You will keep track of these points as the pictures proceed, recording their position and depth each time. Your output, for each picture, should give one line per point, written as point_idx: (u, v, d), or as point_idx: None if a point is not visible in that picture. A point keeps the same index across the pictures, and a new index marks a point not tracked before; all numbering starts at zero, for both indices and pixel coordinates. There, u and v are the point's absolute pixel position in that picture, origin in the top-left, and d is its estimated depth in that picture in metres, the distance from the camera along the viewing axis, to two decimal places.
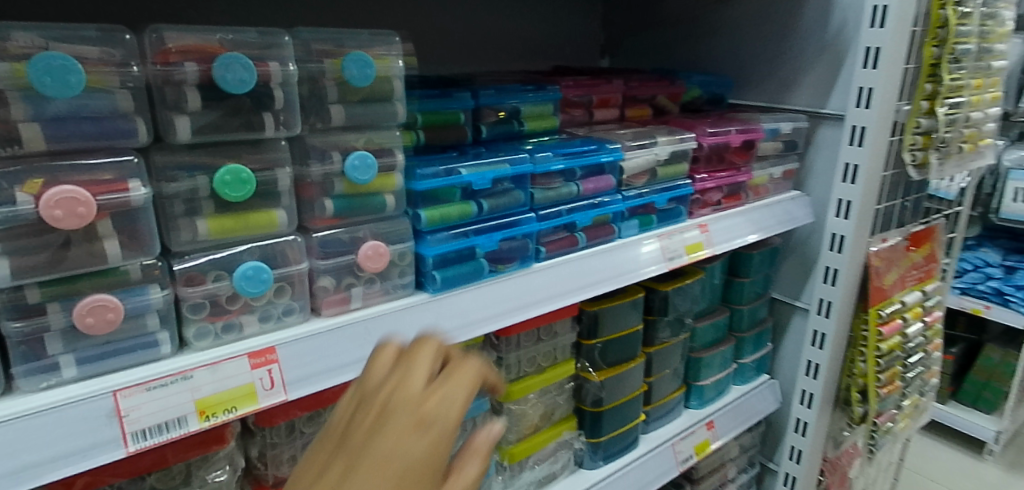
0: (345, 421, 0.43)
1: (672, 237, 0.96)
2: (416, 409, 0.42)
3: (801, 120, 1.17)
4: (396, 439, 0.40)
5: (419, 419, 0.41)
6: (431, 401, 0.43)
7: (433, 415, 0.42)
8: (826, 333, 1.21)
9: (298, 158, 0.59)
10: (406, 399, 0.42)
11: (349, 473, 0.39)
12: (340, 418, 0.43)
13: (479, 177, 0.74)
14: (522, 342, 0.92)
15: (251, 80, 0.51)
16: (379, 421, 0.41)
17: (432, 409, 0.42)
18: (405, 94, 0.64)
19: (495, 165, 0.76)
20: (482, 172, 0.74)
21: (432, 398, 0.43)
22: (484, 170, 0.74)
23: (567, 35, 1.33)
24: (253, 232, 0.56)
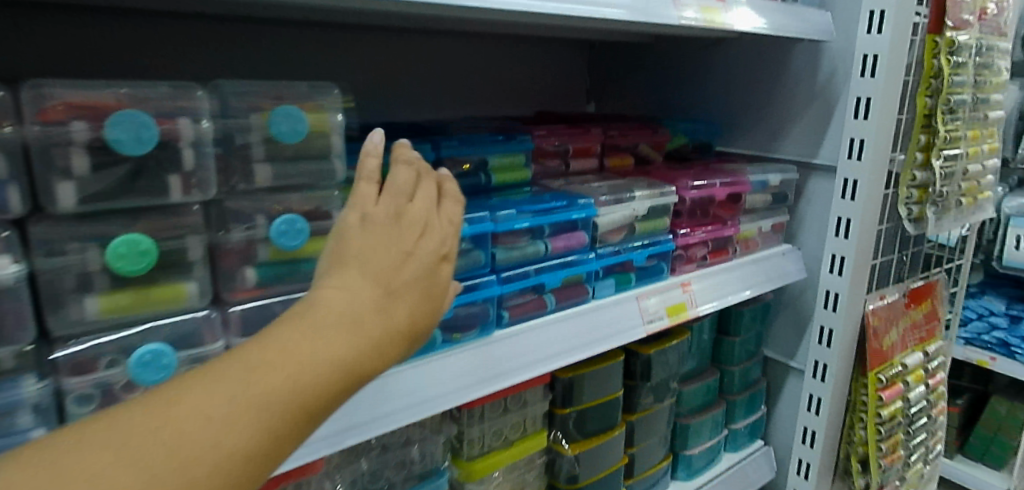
0: (371, 223, 0.43)
1: (651, 297, 0.89)
2: (447, 234, 0.46)
3: (791, 172, 1.09)
4: (433, 258, 0.44)
5: (445, 251, 0.45)
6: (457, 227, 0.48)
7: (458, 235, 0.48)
8: (822, 397, 1.13)
9: (216, 223, 0.52)
10: (435, 227, 0.45)
11: (394, 282, 0.40)
12: (364, 218, 0.43)
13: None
14: (487, 414, 0.85)
15: (154, 137, 0.44)
16: (422, 229, 0.44)
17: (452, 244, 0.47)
18: (345, 147, 0.57)
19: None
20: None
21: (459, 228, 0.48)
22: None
23: (546, 78, 1.27)
24: (156, 308, 0.49)
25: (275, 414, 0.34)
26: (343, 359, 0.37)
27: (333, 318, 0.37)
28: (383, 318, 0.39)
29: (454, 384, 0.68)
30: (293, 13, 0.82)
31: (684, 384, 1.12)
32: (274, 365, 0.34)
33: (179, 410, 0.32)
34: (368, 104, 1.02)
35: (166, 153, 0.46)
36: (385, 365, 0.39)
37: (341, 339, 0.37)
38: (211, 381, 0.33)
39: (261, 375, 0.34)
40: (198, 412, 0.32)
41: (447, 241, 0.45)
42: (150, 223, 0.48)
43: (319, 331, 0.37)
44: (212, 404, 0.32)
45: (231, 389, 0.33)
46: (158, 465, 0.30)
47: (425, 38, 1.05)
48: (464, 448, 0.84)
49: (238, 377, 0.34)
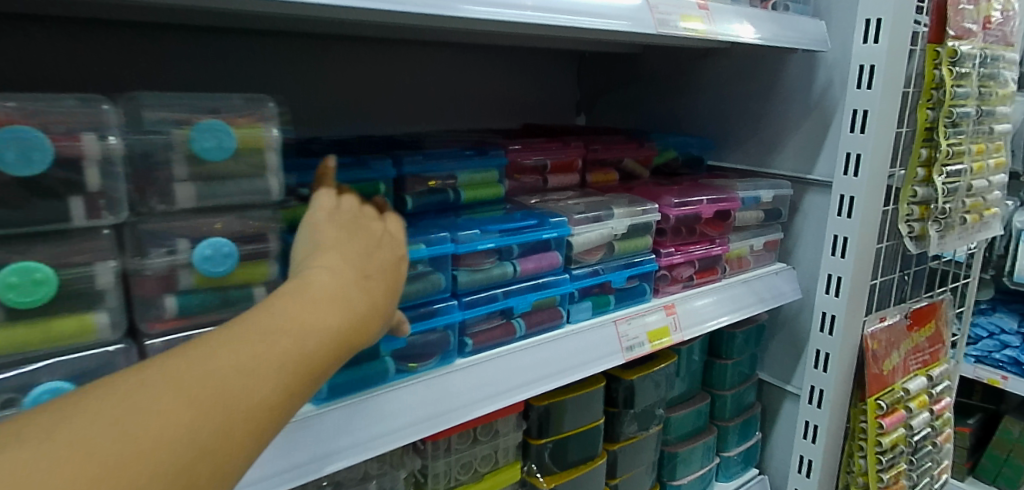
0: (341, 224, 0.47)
1: (631, 321, 0.83)
2: (401, 234, 0.51)
3: (784, 187, 1.03)
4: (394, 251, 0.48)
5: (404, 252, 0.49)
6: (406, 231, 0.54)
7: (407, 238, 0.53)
8: (819, 425, 1.06)
9: (132, 248, 0.48)
10: (394, 232, 0.50)
11: (370, 266, 0.44)
12: (334, 220, 0.47)
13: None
14: (454, 446, 0.80)
15: (47, 157, 0.40)
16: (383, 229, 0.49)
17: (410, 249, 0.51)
18: (282, 164, 0.53)
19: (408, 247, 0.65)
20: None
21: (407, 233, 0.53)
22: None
23: (534, 90, 1.20)
24: (58, 343, 0.44)
25: (292, 371, 0.35)
26: (345, 326, 0.39)
27: (329, 290, 0.40)
28: (372, 291, 0.42)
29: (412, 417, 0.62)
30: (256, 24, 0.77)
31: (671, 410, 1.06)
32: (286, 327, 0.36)
33: (201, 368, 0.33)
34: (342, 118, 0.96)
35: (66, 173, 0.42)
36: (377, 334, 0.42)
37: (338, 308, 0.39)
38: (222, 343, 0.34)
39: (275, 336, 0.35)
40: (222, 368, 0.33)
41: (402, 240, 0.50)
42: (52, 249, 0.43)
43: (316, 303, 0.38)
44: (232, 361, 0.34)
45: (247, 349, 0.34)
46: (190, 417, 0.31)
47: (403, 47, 0.99)
48: (429, 483, 0.79)
49: (252, 339, 0.35)
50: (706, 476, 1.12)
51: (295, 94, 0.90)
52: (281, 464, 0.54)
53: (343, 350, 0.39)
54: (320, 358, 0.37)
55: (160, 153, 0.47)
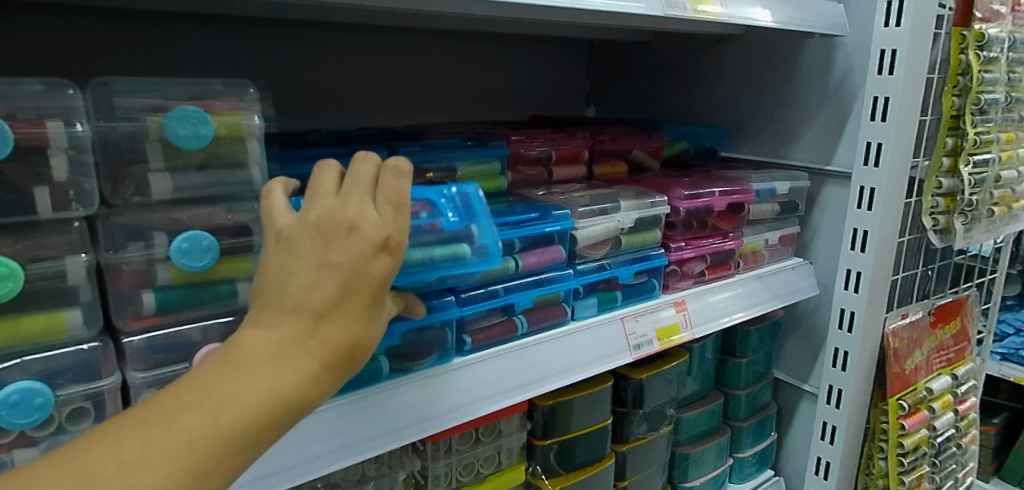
0: (297, 238, 0.39)
1: (638, 318, 0.80)
2: (387, 223, 0.40)
3: (801, 179, 0.99)
4: (365, 260, 0.39)
5: (383, 246, 0.40)
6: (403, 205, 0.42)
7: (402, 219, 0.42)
8: (838, 426, 1.01)
9: (107, 242, 0.46)
10: (372, 220, 0.40)
11: (317, 304, 0.38)
12: (290, 235, 0.40)
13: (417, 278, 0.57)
14: (455, 447, 0.77)
15: (6, 143, 0.37)
16: (357, 223, 0.39)
17: (396, 235, 0.41)
18: (265, 153, 0.50)
19: (452, 256, 0.58)
20: (427, 270, 0.57)
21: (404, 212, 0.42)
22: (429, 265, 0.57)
23: (541, 81, 1.17)
24: (28, 342, 0.42)
25: (193, 453, 0.32)
26: (270, 395, 0.35)
27: (258, 354, 0.36)
28: (313, 344, 0.37)
29: (410, 417, 0.60)
30: (249, 12, 0.75)
31: (682, 410, 1.03)
32: (192, 406, 0.33)
33: (86, 461, 0.30)
34: (342, 110, 0.93)
35: (29, 161, 0.40)
36: (319, 393, 0.38)
37: (262, 377, 0.36)
38: (117, 430, 0.32)
39: (178, 415, 0.33)
40: (110, 458, 0.31)
41: (385, 234, 0.39)
42: (17, 243, 0.41)
43: (237, 372, 0.35)
44: (123, 450, 0.31)
45: (144, 434, 0.32)
46: None
47: (404, 36, 0.97)
48: (429, 485, 0.76)
49: (155, 419, 0.33)
50: (720, 478, 1.09)
51: (294, 85, 0.88)
52: (273, 464, 0.52)
53: (272, 418, 0.35)
54: (232, 434, 0.34)
55: (135, 142, 0.45)
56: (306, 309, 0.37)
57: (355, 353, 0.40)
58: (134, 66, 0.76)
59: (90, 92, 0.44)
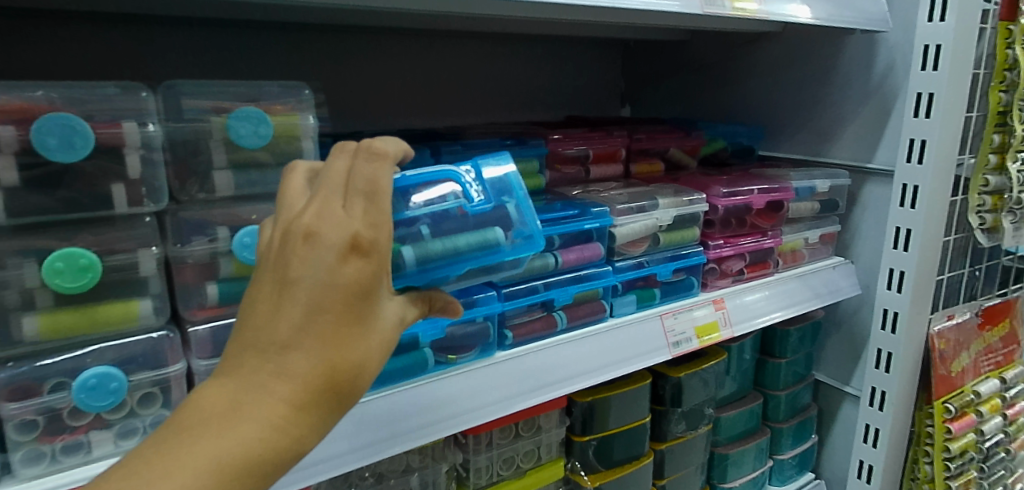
0: (261, 262, 0.34)
1: (677, 316, 0.80)
2: (357, 220, 0.34)
3: (841, 177, 0.98)
4: (331, 269, 0.32)
5: (350, 249, 0.33)
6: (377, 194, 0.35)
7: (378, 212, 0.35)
8: (881, 428, 1.00)
9: (175, 235, 0.48)
10: (334, 219, 0.33)
11: (281, 334, 0.32)
12: (257, 261, 0.34)
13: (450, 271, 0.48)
14: (495, 441, 0.79)
15: (90, 143, 0.40)
16: (316, 227, 0.33)
17: (368, 233, 0.33)
18: (319, 152, 0.52)
19: (483, 243, 0.49)
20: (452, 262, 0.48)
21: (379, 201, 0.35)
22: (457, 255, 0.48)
23: (576, 81, 1.18)
24: (103, 329, 0.45)
25: None
26: (237, 455, 0.30)
27: (219, 408, 0.31)
28: (281, 384, 0.31)
29: (459, 407, 0.61)
30: (298, 19, 0.78)
31: (721, 411, 1.02)
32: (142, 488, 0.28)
33: None
34: (384, 112, 0.96)
35: (108, 159, 0.43)
36: (303, 436, 0.32)
37: (220, 433, 0.30)
38: None
39: None
40: None
41: (352, 234, 0.33)
42: (96, 237, 0.44)
43: (195, 433, 0.30)
44: None
45: None
46: None
47: (444, 39, 0.99)
48: (470, 478, 0.78)
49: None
50: (759, 479, 1.08)
51: (339, 88, 0.91)
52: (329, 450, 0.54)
53: (248, 474, 0.30)
54: None
55: (201, 142, 0.48)
56: (269, 343, 0.32)
57: (342, 386, 0.33)
58: (190, 70, 0.79)
59: (159, 95, 0.47)
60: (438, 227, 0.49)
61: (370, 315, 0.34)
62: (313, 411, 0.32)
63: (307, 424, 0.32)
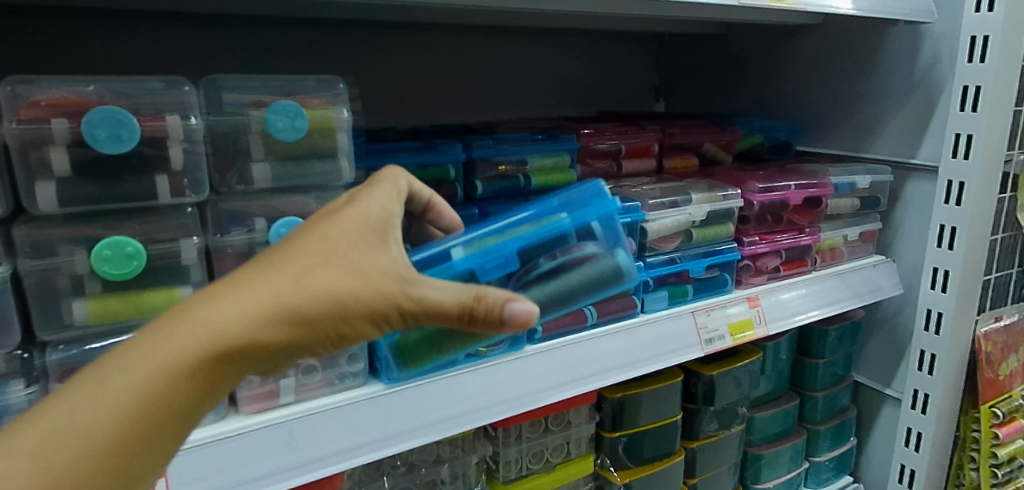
0: None
1: (710, 313, 0.79)
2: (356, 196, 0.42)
3: (883, 173, 0.95)
4: (331, 215, 0.39)
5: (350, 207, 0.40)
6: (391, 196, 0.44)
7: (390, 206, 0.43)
8: (924, 433, 0.96)
9: (215, 226, 0.50)
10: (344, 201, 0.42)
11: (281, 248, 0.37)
12: None
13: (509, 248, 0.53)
14: (525, 435, 0.79)
15: (136, 135, 0.42)
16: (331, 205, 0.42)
17: (368, 201, 0.41)
18: (353, 145, 0.53)
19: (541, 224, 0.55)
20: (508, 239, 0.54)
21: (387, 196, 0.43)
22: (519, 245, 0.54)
23: (610, 76, 1.17)
24: (147, 315, 0.46)
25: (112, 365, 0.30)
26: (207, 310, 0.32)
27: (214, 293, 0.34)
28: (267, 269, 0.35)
29: (489, 399, 0.62)
30: (334, 17, 0.80)
31: (755, 411, 1.00)
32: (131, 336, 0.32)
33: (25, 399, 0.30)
34: (418, 107, 0.97)
35: (152, 151, 0.44)
36: (276, 314, 0.33)
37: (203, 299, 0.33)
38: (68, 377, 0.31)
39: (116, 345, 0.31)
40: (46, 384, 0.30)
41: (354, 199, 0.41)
42: (141, 226, 0.46)
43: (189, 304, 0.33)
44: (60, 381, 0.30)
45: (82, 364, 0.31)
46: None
47: (477, 35, 0.99)
48: (499, 471, 0.78)
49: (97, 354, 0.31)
50: (794, 481, 1.06)
51: (374, 83, 0.92)
52: (360, 437, 0.55)
53: (213, 332, 0.32)
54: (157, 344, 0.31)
55: (240, 135, 0.49)
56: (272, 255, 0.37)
57: (289, 287, 0.34)
58: (231, 66, 0.82)
59: (201, 88, 0.49)
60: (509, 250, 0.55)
61: (362, 243, 0.38)
62: (255, 303, 0.33)
63: (246, 314, 0.32)
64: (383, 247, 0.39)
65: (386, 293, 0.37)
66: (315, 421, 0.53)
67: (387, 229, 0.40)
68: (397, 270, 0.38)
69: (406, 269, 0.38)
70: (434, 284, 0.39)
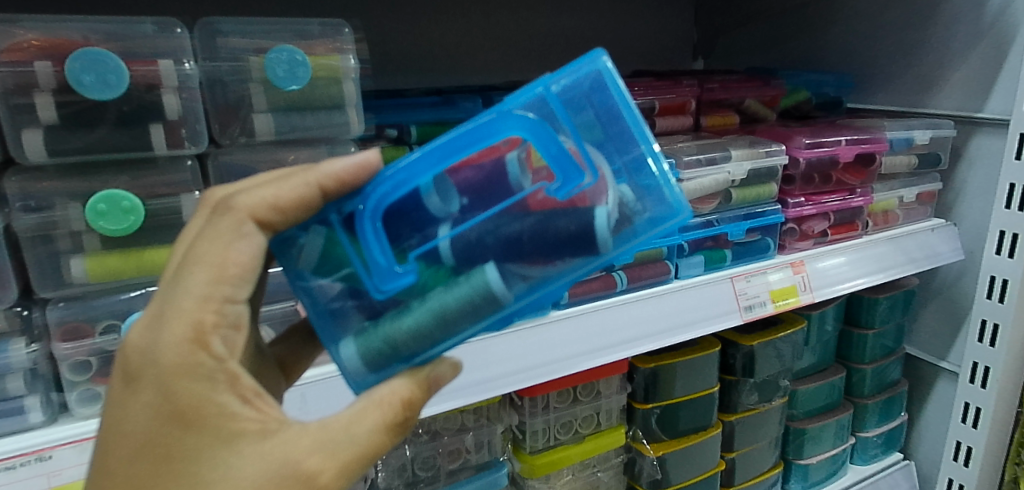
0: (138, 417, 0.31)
1: (750, 279, 0.73)
2: (139, 383, 0.31)
3: (945, 127, 0.86)
4: (205, 408, 0.31)
5: (204, 371, 0.31)
6: (232, 294, 0.32)
7: (231, 328, 0.32)
8: (983, 408, 0.89)
9: (217, 181, 0.48)
10: (171, 353, 0.30)
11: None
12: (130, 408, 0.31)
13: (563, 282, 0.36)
14: (553, 404, 0.76)
15: (123, 81, 0.40)
16: (170, 373, 0.30)
17: (199, 359, 0.31)
18: (362, 95, 0.50)
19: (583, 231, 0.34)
20: (556, 286, 0.36)
21: (199, 330, 0.31)
22: (555, 256, 0.35)
23: (645, 32, 1.11)
24: (150, 275, 0.45)
25: None
26: None
27: None
28: None
29: (512, 369, 0.58)
30: None
31: (798, 383, 0.95)
32: None
33: None
34: (440, 67, 0.93)
35: (146, 99, 0.42)
36: None
37: None
38: None
39: None
40: None
41: (194, 368, 0.31)
42: (138, 180, 0.44)
43: None
44: None
45: None
46: None
47: None
48: (527, 440, 0.75)
49: None
50: (839, 457, 0.99)
51: (393, 42, 0.89)
52: None
53: None
54: None
55: (240, 85, 0.47)
56: None
57: None
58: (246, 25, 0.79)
59: (196, 32, 0.46)
60: (537, 216, 0.35)
61: (286, 453, 0.31)
62: None
63: None
64: (219, 391, 0.31)
65: (339, 475, 0.31)
66: (329, 385, 0.49)
67: (218, 386, 0.31)
68: (306, 450, 0.31)
69: (310, 440, 0.32)
70: (347, 424, 0.32)
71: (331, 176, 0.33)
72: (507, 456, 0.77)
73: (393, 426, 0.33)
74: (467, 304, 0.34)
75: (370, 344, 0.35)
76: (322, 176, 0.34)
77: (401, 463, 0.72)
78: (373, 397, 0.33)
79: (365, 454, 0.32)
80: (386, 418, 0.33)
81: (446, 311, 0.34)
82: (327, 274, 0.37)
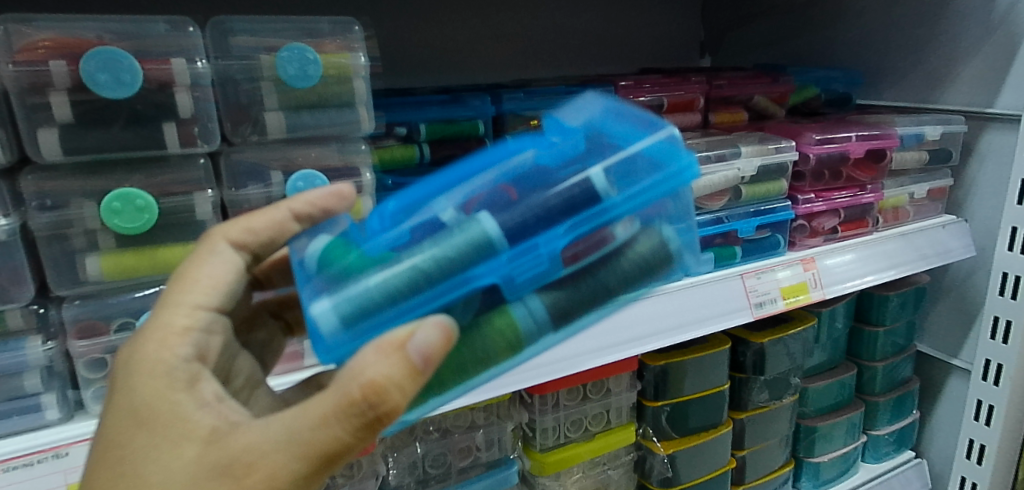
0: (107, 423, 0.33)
1: (760, 276, 0.73)
2: (114, 386, 0.34)
3: (955, 123, 0.86)
4: (156, 405, 0.32)
5: (165, 371, 0.33)
6: (205, 302, 0.38)
7: (201, 332, 0.37)
8: (996, 405, 0.89)
9: (229, 180, 0.48)
10: (141, 354, 0.34)
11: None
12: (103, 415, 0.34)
13: (549, 247, 0.36)
14: (562, 402, 0.75)
15: (137, 80, 0.40)
16: (133, 372, 0.33)
17: (161, 360, 0.34)
18: (373, 94, 0.50)
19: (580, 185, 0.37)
20: (552, 235, 0.36)
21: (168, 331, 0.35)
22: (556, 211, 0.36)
23: (652, 29, 1.10)
24: (164, 273, 0.45)
25: None
26: None
27: None
28: None
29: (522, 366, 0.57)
30: None
31: (808, 381, 0.94)
32: None
33: None
34: (447, 65, 0.93)
35: (159, 97, 0.43)
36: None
37: None
38: None
39: None
40: None
41: (157, 366, 0.34)
42: (151, 178, 0.45)
43: None
44: None
45: None
46: None
47: None
48: (537, 439, 0.75)
49: None
50: (850, 455, 0.99)
51: (401, 41, 0.89)
52: None
53: None
54: None
55: (251, 84, 0.47)
56: None
57: None
58: None
59: (208, 31, 0.46)
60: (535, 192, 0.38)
61: (226, 452, 0.30)
62: None
63: None
64: (175, 390, 0.33)
65: (275, 472, 0.29)
66: None
67: (175, 385, 0.33)
68: (243, 450, 0.30)
69: (250, 437, 0.30)
70: (290, 422, 0.30)
71: (305, 203, 0.43)
72: (517, 454, 0.77)
73: (348, 402, 0.29)
74: (462, 243, 0.34)
75: (348, 293, 0.33)
76: (295, 204, 0.43)
77: (411, 461, 0.72)
78: (343, 373, 0.29)
79: (307, 450, 0.29)
80: (326, 408, 0.29)
81: (440, 250, 0.34)
82: (326, 261, 0.36)
